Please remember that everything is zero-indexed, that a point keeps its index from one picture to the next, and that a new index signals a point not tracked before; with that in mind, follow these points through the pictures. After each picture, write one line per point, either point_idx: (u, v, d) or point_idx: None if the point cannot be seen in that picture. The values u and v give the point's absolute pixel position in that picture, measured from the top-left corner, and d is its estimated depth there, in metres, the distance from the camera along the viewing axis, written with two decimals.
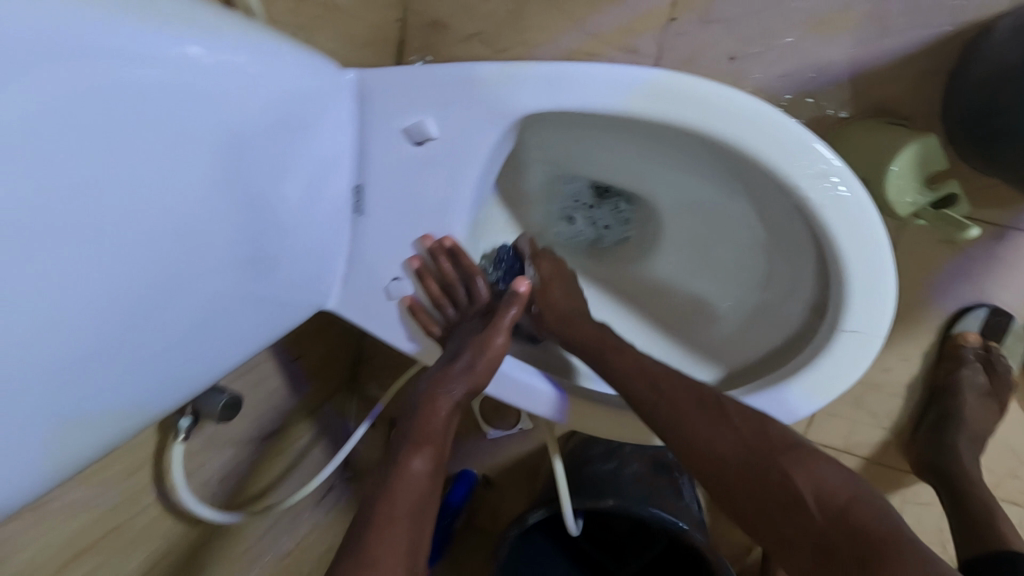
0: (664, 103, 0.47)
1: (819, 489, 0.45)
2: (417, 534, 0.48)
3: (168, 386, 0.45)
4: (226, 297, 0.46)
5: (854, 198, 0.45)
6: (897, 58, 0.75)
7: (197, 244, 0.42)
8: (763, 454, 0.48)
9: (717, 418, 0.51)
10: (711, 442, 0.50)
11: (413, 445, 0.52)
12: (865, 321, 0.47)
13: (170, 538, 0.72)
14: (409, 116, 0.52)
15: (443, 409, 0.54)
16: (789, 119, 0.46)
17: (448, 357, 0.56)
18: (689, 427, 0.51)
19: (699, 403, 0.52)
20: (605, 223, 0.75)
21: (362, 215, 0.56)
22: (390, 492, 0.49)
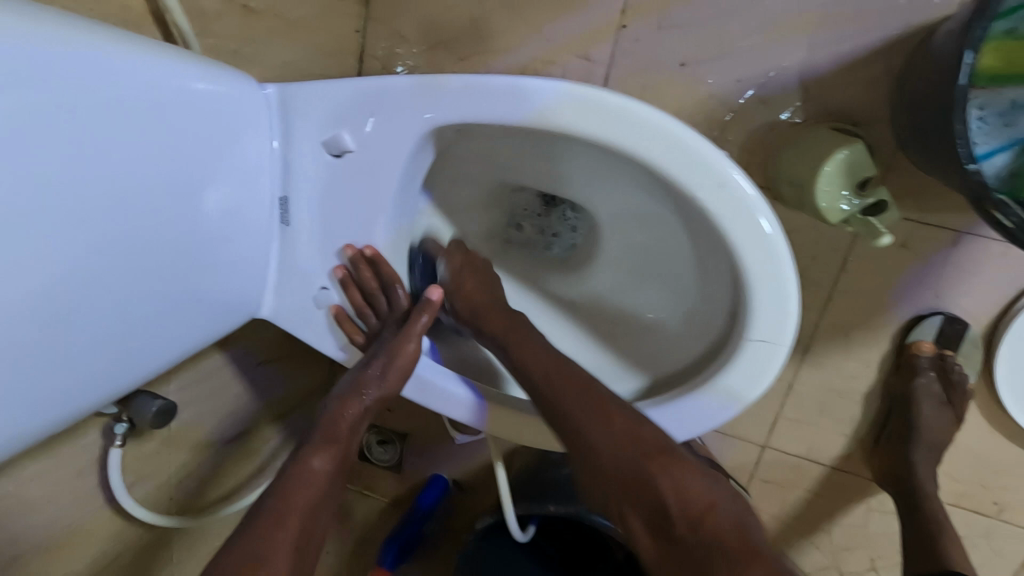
0: (573, 114, 0.46)
1: (682, 499, 0.47)
2: (307, 530, 0.48)
3: (74, 402, 0.44)
4: (135, 310, 0.46)
5: (761, 213, 0.45)
6: (846, 63, 0.75)
7: (96, 260, 0.41)
8: (638, 450, 0.49)
9: (601, 417, 0.51)
10: (597, 441, 0.50)
11: (318, 441, 0.54)
12: (770, 332, 0.47)
13: (123, 541, 0.73)
14: (327, 130, 0.53)
15: (352, 412, 0.56)
16: (698, 134, 0.45)
17: (364, 362, 0.57)
18: (573, 422, 0.52)
19: (586, 400, 0.52)
20: (554, 230, 0.75)
21: (289, 226, 0.56)
22: (288, 486, 0.50)
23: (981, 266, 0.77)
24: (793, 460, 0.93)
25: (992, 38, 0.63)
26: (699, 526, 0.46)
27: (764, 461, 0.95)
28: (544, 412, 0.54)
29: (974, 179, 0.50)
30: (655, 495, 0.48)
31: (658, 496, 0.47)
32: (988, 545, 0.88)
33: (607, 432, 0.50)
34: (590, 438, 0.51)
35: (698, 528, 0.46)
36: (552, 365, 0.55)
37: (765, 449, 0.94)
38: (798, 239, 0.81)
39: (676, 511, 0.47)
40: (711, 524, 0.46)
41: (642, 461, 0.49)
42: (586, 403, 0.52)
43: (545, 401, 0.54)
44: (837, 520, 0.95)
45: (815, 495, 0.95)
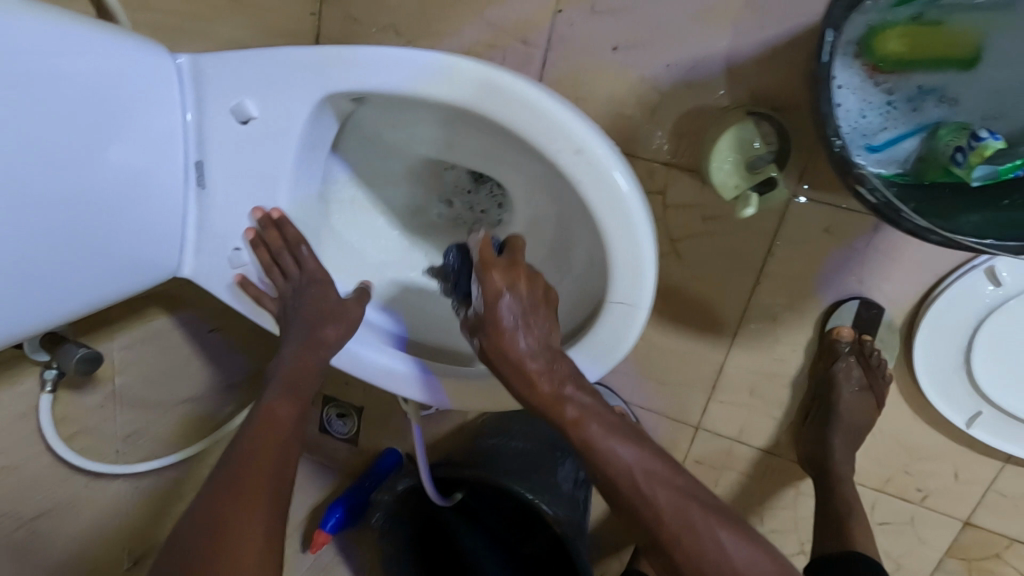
0: (446, 83, 0.49)
1: None
2: (277, 476, 0.51)
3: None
4: (34, 260, 0.48)
5: (616, 181, 0.47)
6: (769, 48, 0.76)
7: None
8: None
9: (696, 535, 0.46)
10: (706, 567, 0.45)
11: (281, 392, 0.57)
12: (628, 295, 0.49)
13: (70, 488, 0.78)
14: (233, 97, 0.56)
15: (313, 364, 0.60)
16: (564, 105, 0.48)
17: (311, 324, 0.61)
18: (665, 538, 0.47)
19: (677, 513, 0.47)
20: (482, 207, 0.78)
21: (205, 188, 0.60)
22: (256, 441, 0.52)
23: (900, 252, 0.78)
24: (725, 442, 0.96)
25: (897, 23, 0.63)
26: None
27: (698, 442, 0.97)
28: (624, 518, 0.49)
29: (837, 154, 0.52)
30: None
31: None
32: (913, 532, 0.89)
33: (715, 557, 0.45)
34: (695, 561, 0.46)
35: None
36: (633, 465, 0.48)
37: (699, 430, 0.97)
38: (725, 224, 0.84)
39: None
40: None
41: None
42: (674, 511, 0.47)
43: (626, 510, 0.49)
44: (769, 502, 0.97)
45: (748, 477, 0.97)
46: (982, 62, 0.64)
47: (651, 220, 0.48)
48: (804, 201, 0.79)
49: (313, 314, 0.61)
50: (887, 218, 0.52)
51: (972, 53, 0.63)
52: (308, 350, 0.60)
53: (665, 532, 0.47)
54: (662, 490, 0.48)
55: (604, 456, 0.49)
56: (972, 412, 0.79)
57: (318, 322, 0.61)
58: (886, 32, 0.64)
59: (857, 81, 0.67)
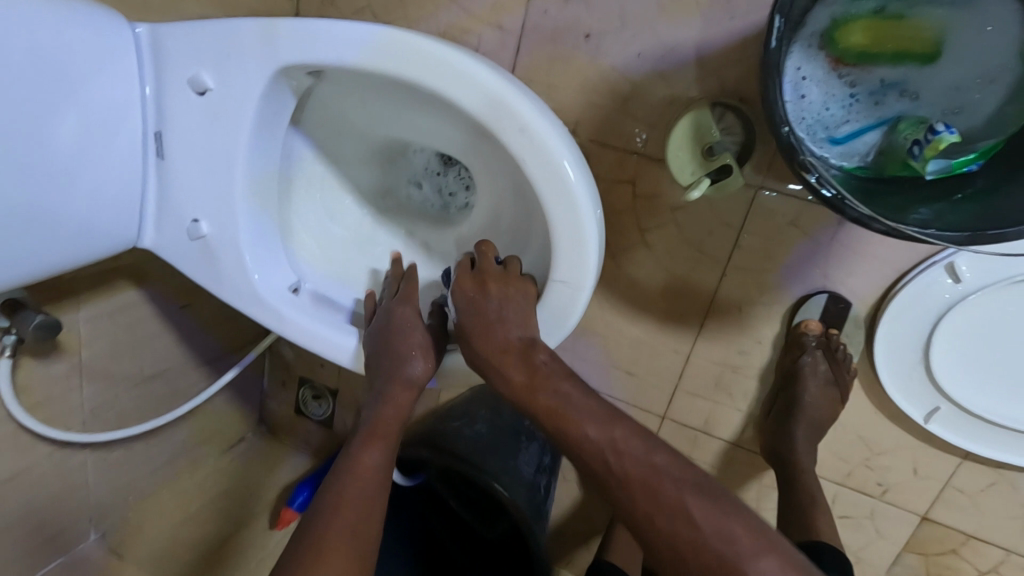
0: (395, 58, 0.50)
1: None
2: (361, 523, 0.51)
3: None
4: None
5: (557, 160, 0.47)
6: (737, 40, 0.76)
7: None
8: (725, 552, 0.44)
9: (667, 511, 0.46)
10: (679, 541, 0.45)
11: (364, 441, 0.57)
12: (571, 275, 0.50)
13: (32, 457, 0.79)
14: (190, 68, 0.57)
15: (399, 403, 0.60)
16: (510, 83, 0.48)
17: (398, 358, 0.61)
18: (638, 514, 0.48)
19: (645, 486, 0.48)
20: (451, 190, 0.79)
21: (164, 160, 0.61)
22: (341, 482, 0.53)
23: (866, 247, 0.78)
24: (691, 433, 0.96)
25: (859, 16, 0.63)
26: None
27: (664, 432, 0.98)
28: (608, 500, 0.50)
29: (786, 143, 0.52)
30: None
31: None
32: (873, 526, 0.90)
33: (683, 531, 0.45)
34: (667, 535, 0.46)
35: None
36: (607, 443, 0.50)
37: (665, 420, 0.97)
38: (694, 215, 0.84)
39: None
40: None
41: (725, 561, 0.44)
42: (642, 483, 0.48)
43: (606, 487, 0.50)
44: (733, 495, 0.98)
45: (713, 469, 0.98)
46: (942, 57, 0.63)
47: (595, 200, 0.49)
48: (773, 195, 0.79)
49: (393, 357, 0.61)
50: (834, 207, 0.52)
51: (931, 49, 0.63)
52: (397, 387, 0.60)
53: (637, 506, 0.48)
54: (636, 463, 0.49)
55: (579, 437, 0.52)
56: (930, 407, 0.80)
57: (400, 363, 0.61)
58: (849, 25, 0.64)
59: (821, 73, 0.67)
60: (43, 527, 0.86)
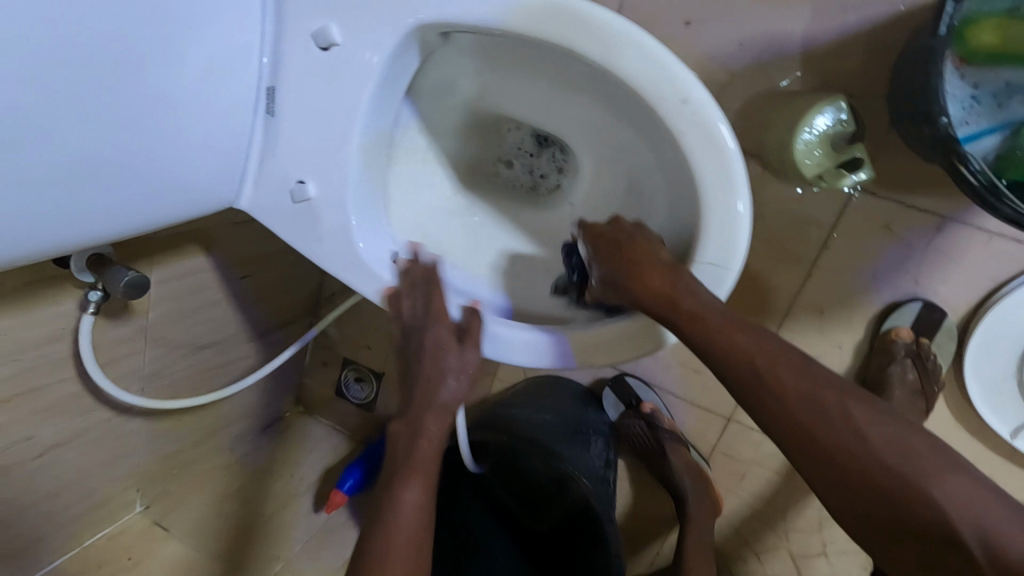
0: (549, 18, 0.47)
1: (959, 512, 0.44)
2: (412, 568, 0.54)
3: (10, 241, 0.44)
4: (88, 156, 0.46)
5: (719, 134, 0.45)
6: (848, 34, 0.74)
7: (36, 85, 0.41)
8: (881, 451, 0.46)
9: (830, 420, 0.48)
10: (842, 449, 0.47)
11: (404, 475, 0.57)
12: (719, 256, 0.47)
13: (91, 420, 0.76)
14: (316, 20, 0.54)
15: (430, 432, 0.59)
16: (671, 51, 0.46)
17: (430, 379, 0.59)
18: (798, 421, 0.49)
19: (804, 396, 0.49)
20: (542, 171, 0.76)
21: (274, 116, 0.58)
22: (385, 519, 0.55)
23: (966, 255, 0.76)
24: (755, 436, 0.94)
25: (990, 15, 0.63)
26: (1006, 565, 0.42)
27: (727, 434, 0.96)
28: (751, 408, 0.51)
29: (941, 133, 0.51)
30: (916, 508, 0.45)
31: (929, 513, 0.44)
32: None
33: (846, 437, 0.47)
34: (831, 445, 0.48)
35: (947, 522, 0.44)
36: (759, 353, 0.51)
37: (730, 422, 0.95)
38: (783, 212, 0.82)
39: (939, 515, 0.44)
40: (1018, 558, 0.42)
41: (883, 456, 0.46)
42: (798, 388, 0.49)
43: (760, 398, 0.50)
44: (796, 505, 0.95)
45: (776, 476, 0.95)
46: None
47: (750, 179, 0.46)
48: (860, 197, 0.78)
49: (426, 385, 0.59)
50: (987, 200, 0.50)
51: None
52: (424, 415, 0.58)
53: (798, 415, 0.49)
54: (794, 373, 0.50)
55: (726, 348, 0.52)
56: (1018, 422, 0.78)
57: (432, 390, 0.59)
58: (977, 26, 0.63)
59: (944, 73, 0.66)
60: (89, 493, 0.82)
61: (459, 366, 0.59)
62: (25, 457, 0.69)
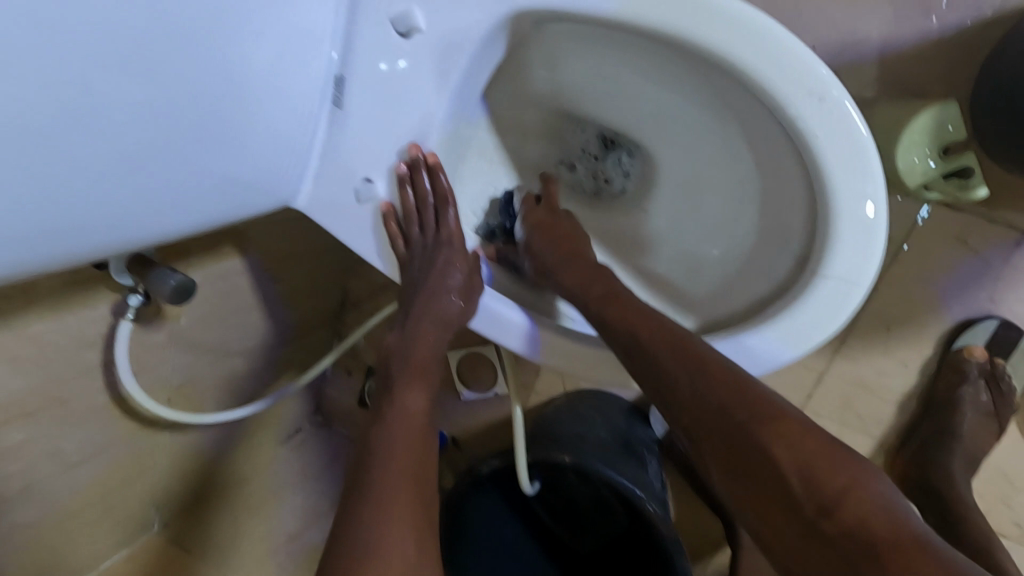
0: (673, 7, 0.43)
1: (830, 484, 0.39)
2: (416, 476, 0.49)
3: (62, 238, 0.39)
4: (158, 146, 0.41)
5: (859, 138, 0.42)
6: (931, 39, 0.71)
7: (109, 60, 0.36)
8: (786, 438, 0.42)
9: (739, 392, 0.44)
10: (739, 416, 0.43)
11: (406, 380, 0.55)
12: (851, 270, 0.43)
13: (115, 433, 0.69)
14: (398, 5, 0.50)
15: (430, 340, 0.57)
16: (809, 46, 0.42)
17: (427, 289, 0.56)
18: (699, 387, 0.45)
19: (706, 368, 0.45)
20: (607, 176, 0.71)
21: (341, 108, 0.52)
22: (390, 423, 0.52)
23: None
24: None
25: None
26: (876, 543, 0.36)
27: None
28: (644, 378, 0.48)
29: None
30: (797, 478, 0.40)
31: (802, 481, 0.40)
32: None
33: (741, 401, 0.43)
34: (729, 413, 0.43)
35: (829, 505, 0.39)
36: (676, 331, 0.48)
37: None
38: None
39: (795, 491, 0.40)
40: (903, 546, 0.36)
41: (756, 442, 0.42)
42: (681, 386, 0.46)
43: (660, 371, 0.47)
44: None
45: None
46: None
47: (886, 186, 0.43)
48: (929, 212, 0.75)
49: (427, 296, 0.56)
50: None
51: None
52: (425, 320, 0.57)
53: (697, 379, 0.45)
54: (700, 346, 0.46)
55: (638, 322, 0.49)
56: None
57: (434, 300, 0.56)
58: None
59: None
60: (109, 511, 0.76)
61: (463, 279, 0.57)
62: (49, 471, 0.64)
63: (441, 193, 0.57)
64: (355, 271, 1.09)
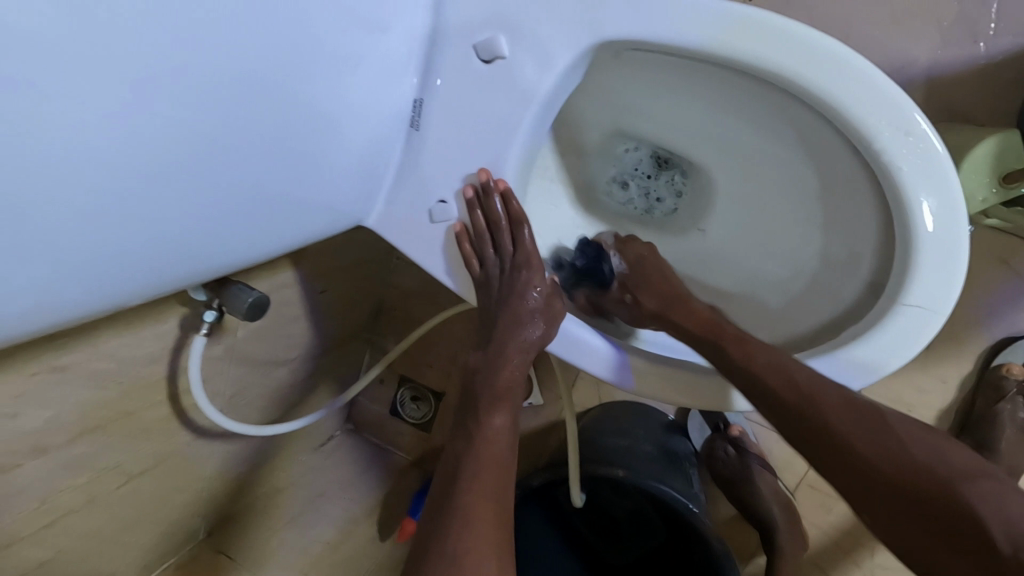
0: (755, 40, 0.45)
1: (999, 515, 0.41)
2: (500, 500, 0.51)
3: (164, 262, 0.40)
4: (258, 172, 0.43)
5: (941, 162, 0.43)
6: (977, 65, 0.73)
7: (224, 92, 0.38)
8: (937, 472, 0.43)
9: (874, 428, 0.45)
10: (883, 454, 0.44)
11: (492, 403, 0.56)
12: (930, 297, 0.45)
13: (172, 444, 0.70)
14: (483, 33, 0.51)
15: (513, 365, 0.57)
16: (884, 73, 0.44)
17: (507, 311, 0.57)
18: (837, 427, 0.46)
19: (846, 406, 0.46)
20: (658, 195, 0.72)
21: (417, 130, 0.55)
22: (477, 447, 0.54)
23: None
24: None
25: None
26: None
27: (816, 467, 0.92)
28: (778, 420, 0.48)
29: None
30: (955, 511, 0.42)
31: (964, 514, 0.41)
32: None
33: (881, 439, 0.45)
34: (874, 452, 0.45)
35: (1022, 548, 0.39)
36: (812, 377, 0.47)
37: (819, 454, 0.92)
38: None
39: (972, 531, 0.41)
40: None
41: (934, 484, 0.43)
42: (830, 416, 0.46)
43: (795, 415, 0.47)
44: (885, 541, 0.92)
45: None
46: None
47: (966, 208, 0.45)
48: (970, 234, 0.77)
49: (509, 320, 0.56)
50: None
51: None
52: (511, 349, 0.57)
53: (835, 420, 0.45)
54: (837, 390, 0.46)
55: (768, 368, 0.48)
56: None
57: (516, 326, 0.56)
58: None
59: None
60: (160, 521, 0.76)
61: (541, 301, 0.57)
62: (111, 484, 0.64)
63: (515, 218, 0.56)
64: (391, 282, 1.07)
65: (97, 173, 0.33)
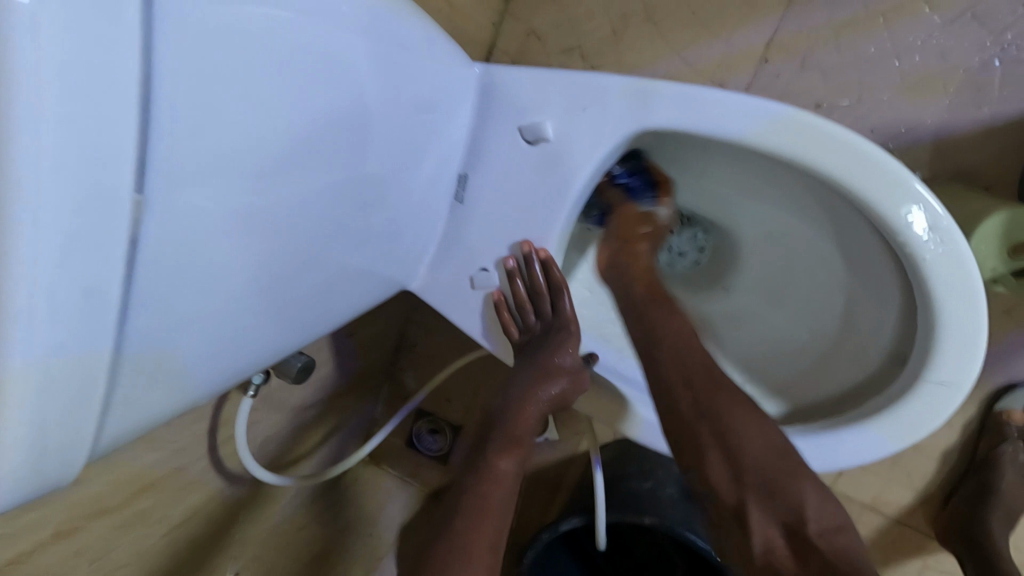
0: (790, 137, 0.48)
1: (818, 507, 0.49)
2: (497, 545, 0.51)
3: (255, 348, 0.43)
4: (332, 260, 0.46)
5: (959, 246, 0.47)
6: (982, 129, 0.77)
7: (313, 199, 0.41)
8: (781, 463, 0.50)
9: (748, 412, 0.52)
10: (732, 430, 0.51)
11: (501, 447, 0.57)
12: (953, 376, 0.49)
13: (208, 495, 0.71)
14: (529, 117, 0.54)
15: (530, 415, 0.59)
16: (901, 164, 0.48)
17: (534, 367, 0.58)
18: (719, 411, 0.52)
19: (727, 388, 0.54)
20: (681, 249, 0.75)
21: (462, 203, 0.57)
22: (482, 487, 0.54)
23: None
24: (856, 508, 0.92)
25: None
26: (829, 534, 0.48)
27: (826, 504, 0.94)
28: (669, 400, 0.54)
29: None
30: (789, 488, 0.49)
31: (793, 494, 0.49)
32: None
33: (751, 426, 0.51)
34: (733, 427, 0.51)
35: (822, 535, 0.47)
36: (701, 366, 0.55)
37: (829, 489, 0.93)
38: None
39: (789, 522, 0.48)
40: (844, 537, 0.48)
41: (777, 483, 0.49)
42: (697, 411, 0.53)
43: (682, 389, 0.54)
44: None
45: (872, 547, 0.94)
46: None
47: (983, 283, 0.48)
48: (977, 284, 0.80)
49: (535, 374, 0.58)
50: None
51: None
52: (524, 396, 0.59)
53: (719, 405, 0.52)
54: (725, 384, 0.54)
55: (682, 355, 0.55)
56: None
57: (538, 380, 0.58)
58: None
59: None
60: None
61: (573, 362, 0.59)
62: (153, 538, 0.65)
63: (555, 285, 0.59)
64: (413, 318, 1.08)
65: (212, 284, 0.36)
